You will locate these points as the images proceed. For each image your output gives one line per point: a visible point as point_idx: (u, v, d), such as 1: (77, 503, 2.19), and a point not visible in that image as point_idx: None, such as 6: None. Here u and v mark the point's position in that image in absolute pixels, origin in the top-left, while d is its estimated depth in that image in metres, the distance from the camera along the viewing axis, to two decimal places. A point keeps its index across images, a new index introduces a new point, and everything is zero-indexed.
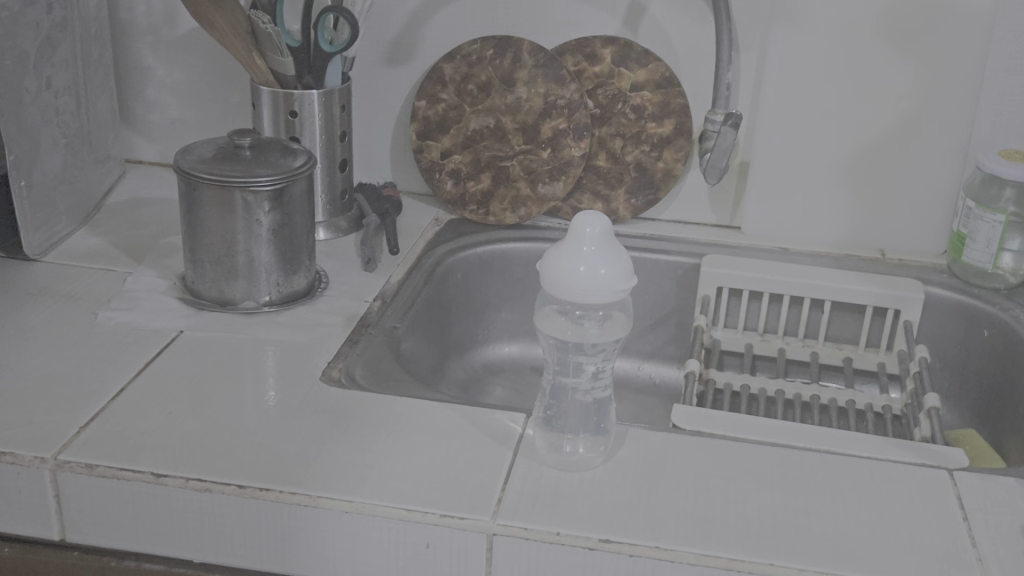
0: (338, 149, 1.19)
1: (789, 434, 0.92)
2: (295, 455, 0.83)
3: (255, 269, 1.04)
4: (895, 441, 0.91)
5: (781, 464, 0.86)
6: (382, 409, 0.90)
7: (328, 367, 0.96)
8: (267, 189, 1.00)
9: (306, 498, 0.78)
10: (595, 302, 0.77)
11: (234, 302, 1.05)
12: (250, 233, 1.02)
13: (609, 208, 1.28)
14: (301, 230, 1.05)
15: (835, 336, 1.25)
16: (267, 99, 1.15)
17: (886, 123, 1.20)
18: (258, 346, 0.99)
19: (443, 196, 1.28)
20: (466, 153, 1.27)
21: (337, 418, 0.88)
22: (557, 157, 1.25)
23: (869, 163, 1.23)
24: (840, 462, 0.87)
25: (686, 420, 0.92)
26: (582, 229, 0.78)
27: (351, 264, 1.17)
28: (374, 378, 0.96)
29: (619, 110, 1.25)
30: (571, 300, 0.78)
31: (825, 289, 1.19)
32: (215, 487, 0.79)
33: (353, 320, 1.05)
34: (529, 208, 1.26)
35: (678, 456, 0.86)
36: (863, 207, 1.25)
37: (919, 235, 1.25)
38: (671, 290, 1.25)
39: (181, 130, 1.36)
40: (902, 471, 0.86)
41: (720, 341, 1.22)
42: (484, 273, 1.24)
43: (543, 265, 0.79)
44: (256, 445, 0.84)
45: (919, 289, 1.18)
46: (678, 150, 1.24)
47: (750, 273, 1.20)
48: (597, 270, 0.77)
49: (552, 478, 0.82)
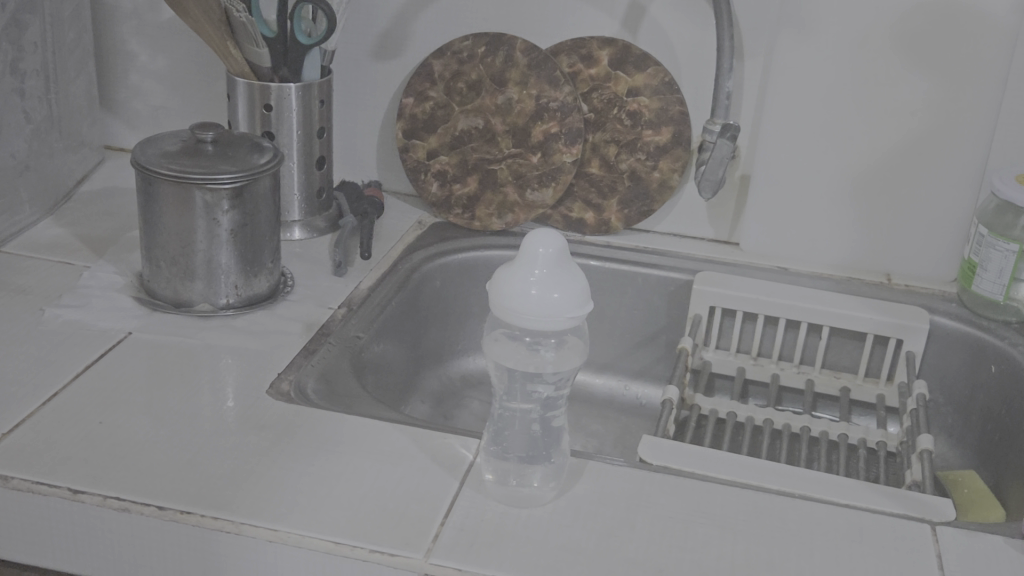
0: (316, 145, 1.14)
1: (762, 472, 0.85)
2: (226, 475, 0.78)
3: (212, 270, 0.99)
4: (878, 488, 0.84)
5: (748, 509, 0.80)
6: (328, 428, 0.85)
7: (278, 378, 0.91)
8: (227, 187, 0.94)
9: (229, 524, 0.73)
10: (547, 329, 0.71)
11: (190, 304, 1.00)
12: (208, 233, 0.96)
13: (601, 218, 1.21)
14: (264, 231, 1.00)
15: (833, 363, 1.18)
16: (242, 90, 1.10)
17: (897, 140, 1.13)
18: (208, 353, 0.94)
19: (428, 198, 1.23)
20: (453, 154, 1.22)
21: (278, 435, 0.83)
22: (547, 163, 1.19)
23: (877, 181, 1.15)
24: (814, 509, 0.80)
25: (653, 454, 0.86)
26: (535, 249, 0.72)
27: (322, 267, 1.12)
28: (326, 393, 0.91)
29: (614, 115, 1.18)
30: (522, 326, 0.73)
31: (823, 313, 1.12)
32: (135, 507, 0.74)
33: (313, 329, 0.99)
34: (515, 213, 1.20)
35: (637, 494, 0.80)
36: (869, 228, 1.18)
37: (929, 260, 1.18)
38: (661, 307, 1.19)
39: (163, 118, 1.32)
40: (881, 523, 0.80)
41: (710, 364, 1.16)
42: (465, 281, 1.18)
43: (493, 286, 0.73)
44: (187, 462, 0.79)
45: (924, 319, 1.11)
46: (675, 159, 1.18)
47: (745, 293, 1.13)
48: (549, 294, 0.71)
49: (497, 514, 0.76)
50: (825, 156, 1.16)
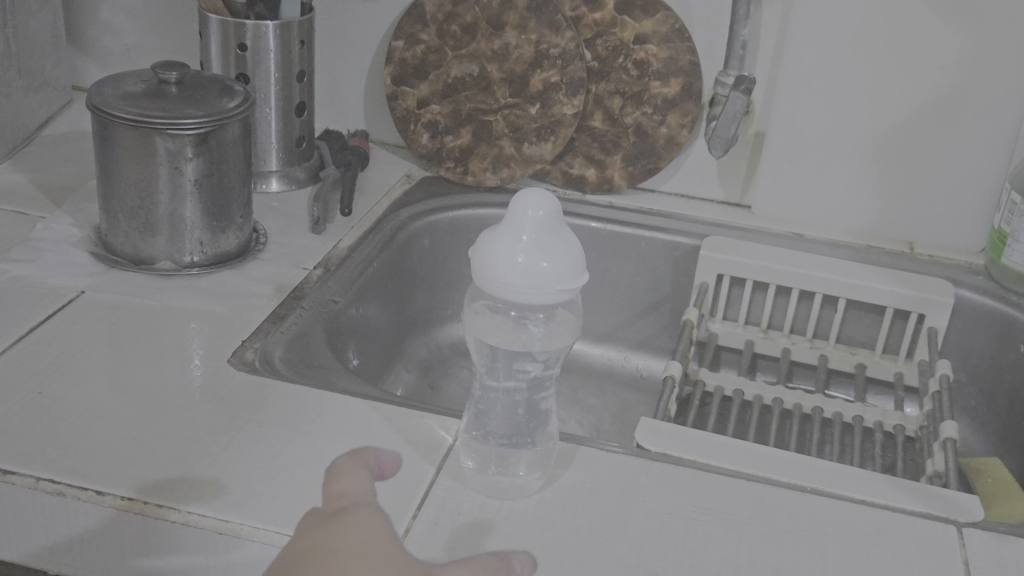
0: (295, 90, 1.05)
1: (770, 462, 0.77)
2: (175, 458, 0.70)
3: (176, 224, 0.90)
4: (897, 482, 0.76)
5: (754, 505, 0.72)
6: (293, 403, 0.77)
7: (242, 346, 0.83)
8: (191, 133, 0.86)
9: (176, 513, 0.66)
10: (534, 303, 0.63)
11: (152, 261, 0.92)
12: (171, 184, 0.88)
13: (603, 175, 1.13)
14: (233, 182, 0.91)
15: (849, 338, 1.09)
16: (215, 28, 1.01)
17: (926, 97, 1.04)
18: (168, 316, 0.86)
19: (418, 150, 1.15)
20: (445, 103, 1.13)
21: (238, 411, 0.75)
22: (546, 114, 1.10)
23: (902, 142, 1.07)
24: (828, 507, 0.72)
25: (651, 439, 0.78)
26: (523, 211, 0.64)
27: (299, 224, 1.03)
28: (295, 363, 0.83)
29: (619, 64, 1.09)
30: (508, 297, 0.64)
31: (840, 284, 1.04)
32: (71, 492, 0.67)
33: (285, 291, 0.91)
34: (511, 168, 1.12)
35: (634, 486, 0.72)
36: (892, 193, 1.09)
37: (955, 229, 1.09)
38: (666, 273, 1.10)
39: (136, 57, 1.23)
40: (902, 523, 0.72)
41: (716, 336, 1.08)
42: (457, 240, 1.10)
43: (476, 252, 0.65)
44: (133, 442, 0.72)
45: (950, 293, 1.02)
46: (684, 114, 1.08)
47: (756, 261, 1.05)
48: (537, 263, 0.63)
49: (476, 506, 0.68)
50: (846, 113, 1.07)
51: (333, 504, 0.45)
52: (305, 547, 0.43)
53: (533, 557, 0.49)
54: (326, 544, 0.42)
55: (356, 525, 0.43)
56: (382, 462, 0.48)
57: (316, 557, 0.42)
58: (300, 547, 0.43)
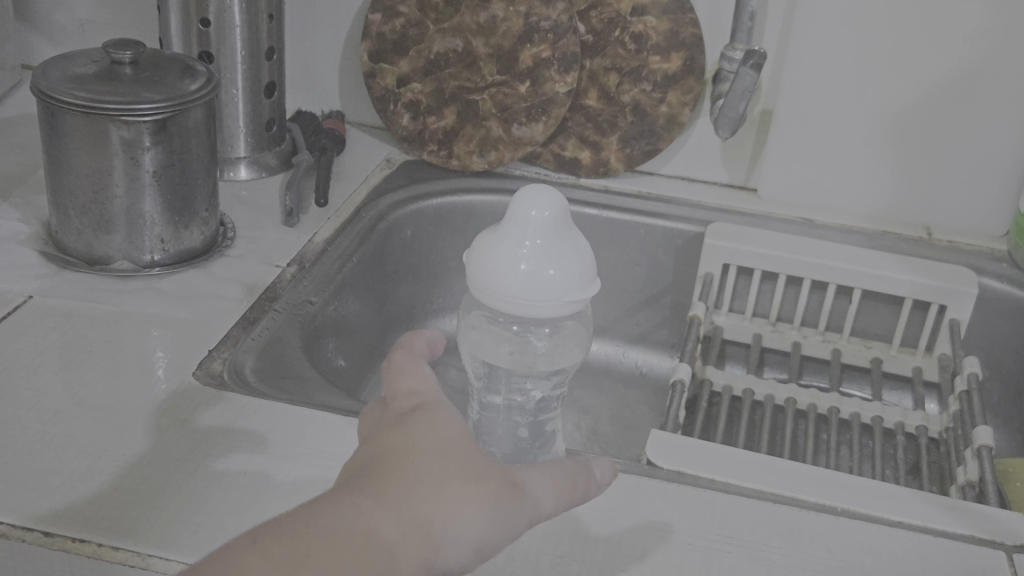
0: (264, 68, 0.96)
1: (796, 479, 0.70)
2: (132, 490, 0.62)
3: (133, 220, 0.82)
4: (936, 500, 0.69)
5: (782, 531, 0.64)
6: (266, 420, 0.69)
7: (208, 357, 0.75)
8: (148, 119, 0.77)
9: (133, 556, 0.58)
10: (538, 315, 0.56)
11: (107, 261, 0.84)
12: (128, 177, 0.80)
13: (598, 158, 1.05)
14: (196, 173, 0.83)
15: (862, 330, 1.02)
16: (175, 2, 0.92)
17: (946, 71, 0.96)
18: (126, 323, 0.78)
19: (398, 132, 1.07)
20: (427, 81, 1.05)
21: (203, 432, 0.67)
22: (537, 93, 1.01)
23: (920, 121, 0.99)
24: (863, 532, 0.65)
25: (663, 457, 0.71)
26: (527, 213, 0.58)
27: (270, 216, 0.95)
28: (267, 374, 0.75)
29: (616, 37, 1.01)
30: (509, 310, 0.58)
31: (855, 274, 0.96)
32: (13, 534, 0.59)
33: (256, 293, 0.83)
34: (499, 151, 1.04)
35: (648, 514, 0.65)
36: (907, 174, 1.02)
37: (974, 211, 1.01)
38: (667, 263, 1.03)
39: (89, 33, 1.13)
40: (945, 548, 0.65)
41: (721, 330, 1.00)
42: (441, 230, 1.02)
43: (474, 262, 0.59)
44: (85, 472, 0.64)
45: (973, 282, 0.95)
46: (686, 91, 1.00)
47: (764, 249, 0.98)
48: (542, 270, 0.56)
49: None
50: (860, 90, 0.99)
51: (401, 400, 0.45)
52: (384, 442, 0.42)
53: (612, 462, 0.48)
54: (407, 436, 0.42)
55: (432, 420, 0.43)
56: (430, 344, 0.49)
57: (398, 449, 0.41)
58: (378, 443, 0.42)
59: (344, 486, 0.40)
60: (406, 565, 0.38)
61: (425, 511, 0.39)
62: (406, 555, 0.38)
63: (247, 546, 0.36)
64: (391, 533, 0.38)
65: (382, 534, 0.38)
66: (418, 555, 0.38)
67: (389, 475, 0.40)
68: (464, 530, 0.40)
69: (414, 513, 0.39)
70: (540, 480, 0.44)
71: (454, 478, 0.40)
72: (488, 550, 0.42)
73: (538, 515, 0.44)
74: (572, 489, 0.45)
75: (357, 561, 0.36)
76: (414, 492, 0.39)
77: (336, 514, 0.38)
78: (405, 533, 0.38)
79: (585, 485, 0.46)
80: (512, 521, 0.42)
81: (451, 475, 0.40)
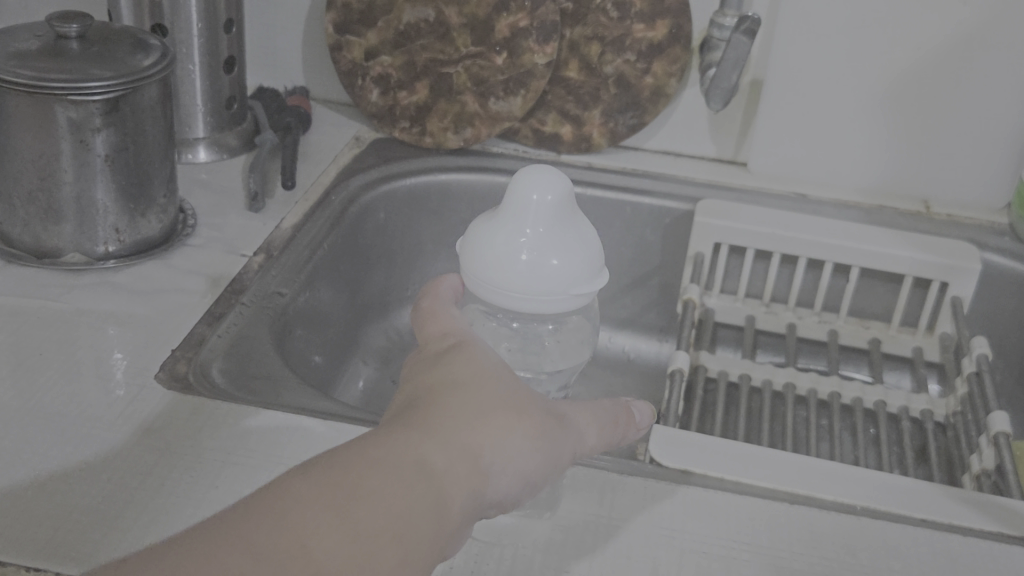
0: (223, 42, 0.90)
1: (811, 475, 0.65)
2: (90, 511, 0.56)
3: (85, 209, 0.75)
4: (960, 495, 0.65)
5: (802, 536, 0.60)
6: (237, 427, 0.63)
7: (171, 359, 0.69)
8: (98, 98, 0.70)
9: None
10: (538, 310, 0.52)
11: (57, 254, 0.77)
12: (78, 162, 0.73)
13: (580, 133, 1.00)
14: (153, 155, 0.77)
15: (859, 309, 0.98)
16: None
17: (943, 37, 0.91)
18: (81, 321, 0.72)
19: (368, 108, 1.01)
20: (397, 54, 0.98)
21: (167, 443, 0.61)
22: (514, 65, 0.95)
23: (917, 88, 0.94)
24: (886, 534, 0.60)
25: (669, 455, 0.66)
26: (526, 197, 0.52)
27: (234, 201, 0.89)
28: (237, 374, 0.69)
29: (597, 5, 0.95)
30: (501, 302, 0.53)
31: (852, 252, 0.92)
32: None
33: (220, 286, 0.77)
34: (475, 127, 0.98)
35: (656, 520, 0.60)
36: (904, 145, 0.97)
37: (973, 183, 0.97)
38: (655, 242, 0.98)
39: (33, 7, 1.06)
40: (975, 549, 0.60)
41: (713, 312, 0.96)
42: (416, 211, 0.96)
43: (465, 248, 0.54)
44: (37, 490, 0.57)
45: (976, 258, 0.90)
46: (672, 61, 0.95)
47: (758, 227, 0.93)
48: (545, 262, 0.51)
49: (471, 558, 0.56)
50: (855, 58, 0.94)
51: (435, 343, 0.49)
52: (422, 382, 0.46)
53: (651, 406, 0.55)
54: (444, 377, 0.45)
55: (470, 355, 0.47)
56: (453, 291, 0.53)
57: (436, 389, 0.45)
58: (417, 382, 0.46)
59: (387, 424, 0.43)
60: (454, 489, 0.41)
61: (472, 438, 0.43)
62: (454, 479, 0.41)
63: (297, 476, 0.39)
64: (440, 460, 0.41)
65: (432, 461, 0.41)
66: (465, 479, 0.42)
67: (436, 406, 0.44)
68: (503, 458, 0.44)
69: (459, 442, 0.42)
70: (579, 414, 0.49)
71: (498, 409, 0.44)
72: (530, 480, 0.46)
73: (574, 450, 0.48)
74: (608, 421, 0.51)
75: (412, 484, 0.40)
76: (463, 422, 0.43)
77: (382, 446, 0.41)
78: (451, 460, 0.42)
79: (626, 422, 0.53)
80: (555, 450, 0.47)
81: (496, 406, 0.44)
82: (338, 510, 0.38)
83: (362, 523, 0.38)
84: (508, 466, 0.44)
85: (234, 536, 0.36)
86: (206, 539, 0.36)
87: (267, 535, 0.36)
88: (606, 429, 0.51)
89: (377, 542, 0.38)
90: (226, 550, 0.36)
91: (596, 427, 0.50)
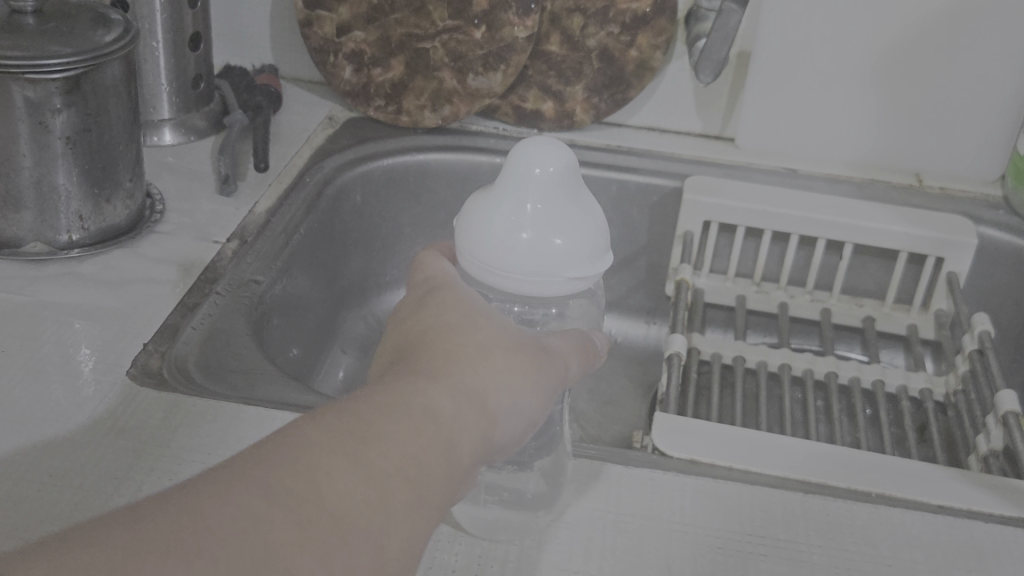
0: (187, 18, 0.85)
1: (823, 461, 0.62)
2: (62, 520, 0.52)
3: (46, 196, 0.71)
4: (975, 479, 0.62)
5: (819, 529, 0.57)
6: (216, 425, 0.59)
7: (144, 354, 0.64)
8: (58, 76, 0.66)
9: None
10: (539, 293, 0.48)
11: (17, 243, 0.72)
12: (37, 145, 0.68)
13: (563, 109, 0.96)
14: (117, 137, 0.72)
15: (851, 286, 0.95)
16: None
17: (936, 5, 0.88)
18: (45, 315, 0.67)
19: (340, 86, 0.97)
20: (370, 29, 0.94)
21: (143, 443, 0.57)
22: (494, 39, 0.90)
23: (909, 58, 0.91)
24: (904, 526, 0.58)
25: (674, 445, 0.62)
26: (527, 170, 0.49)
27: (203, 184, 0.85)
28: (213, 368, 0.64)
29: None
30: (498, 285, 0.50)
31: (846, 228, 0.88)
32: None
33: (192, 274, 0.73)
34: (454, 105, 0.94)
35: (668, 516, 0.57)
36: (894, 117, 0.94)
37: (966, 154, 0.94)
38: (642, 221, 0.95)
39: None
40: (996, 537, 0.57)
41: (703, 293, 0.93)
42: (394, 193, 0.92)
43: (460, 224, 0.50)
44: (3, 499, 0.53)
45: (972, 232, 0.87)
46: (657, 33, 0.91)
47: (749, 204, 0.89)
48: (548, 242, 0.48)
49: (473, 560, 0.53)
50: (844, 27, 0.90)
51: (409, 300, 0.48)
52: (407, 337, 0.45)
53: (608, 335, 0.54)
54: (431, 331, 0.45)
55: (449, 303, 0.47)
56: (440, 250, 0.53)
57: (430, 341, 0.44)
58: (403, 334, 0.45)
59: (386, 375, 0.42)
60: (460, 435, 0.40)
61: (471, 386, 0.42)
62: (461, 427, 0.41)
63: (306, 424, 0.37)
64: (446, 408, 0.41)
65: (437, 408, 0.40)
66: (468, 428, 0.41)
67: (431, 359, 0.43)
68: (505, 404, 0.44)
69: (460, 390, 0.42)
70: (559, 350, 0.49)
71: (490, 355, 0.44)
72: (527, 428, 0.46)
73: (559, 385, 0.48)
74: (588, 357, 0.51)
75: (422, 431, 0.39)
76: (460, 369, 0.43)
77: (389, 394, 0.40)
78: (457, 406, 0.41)
79: (594, 349, 0.51)
80: (545, 392, 0.46)
81: (489, 352, 0.44)
82: (352, 455, 0.36)
83: (378, 465, 0.37)
84: (509, 412, 0.44)
85: (248, 478, 0.34)
86: (219, 479, 0.34)
87: (283, 475, 0.34)
88: (581, 365, 0.50)
89: (393, 485, 0.36)
90: (239, 492, 0.33)
91: (576, 365, 0.50)
